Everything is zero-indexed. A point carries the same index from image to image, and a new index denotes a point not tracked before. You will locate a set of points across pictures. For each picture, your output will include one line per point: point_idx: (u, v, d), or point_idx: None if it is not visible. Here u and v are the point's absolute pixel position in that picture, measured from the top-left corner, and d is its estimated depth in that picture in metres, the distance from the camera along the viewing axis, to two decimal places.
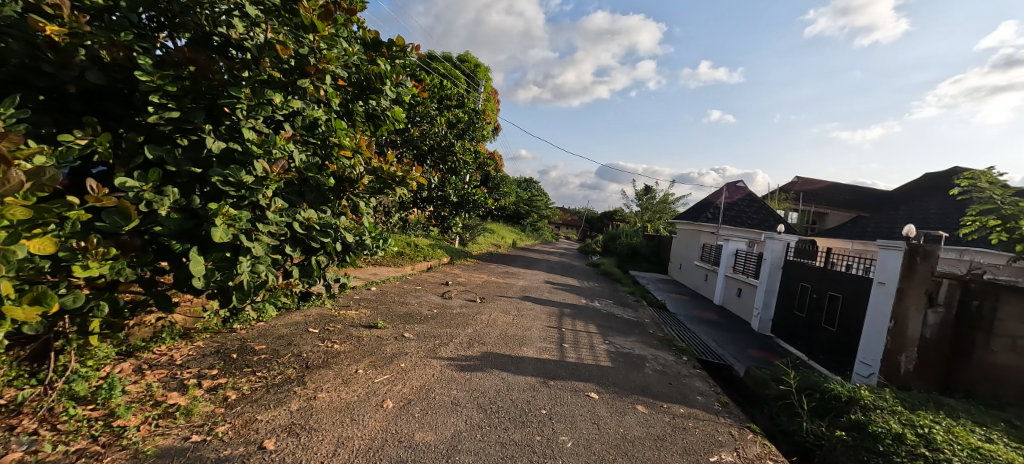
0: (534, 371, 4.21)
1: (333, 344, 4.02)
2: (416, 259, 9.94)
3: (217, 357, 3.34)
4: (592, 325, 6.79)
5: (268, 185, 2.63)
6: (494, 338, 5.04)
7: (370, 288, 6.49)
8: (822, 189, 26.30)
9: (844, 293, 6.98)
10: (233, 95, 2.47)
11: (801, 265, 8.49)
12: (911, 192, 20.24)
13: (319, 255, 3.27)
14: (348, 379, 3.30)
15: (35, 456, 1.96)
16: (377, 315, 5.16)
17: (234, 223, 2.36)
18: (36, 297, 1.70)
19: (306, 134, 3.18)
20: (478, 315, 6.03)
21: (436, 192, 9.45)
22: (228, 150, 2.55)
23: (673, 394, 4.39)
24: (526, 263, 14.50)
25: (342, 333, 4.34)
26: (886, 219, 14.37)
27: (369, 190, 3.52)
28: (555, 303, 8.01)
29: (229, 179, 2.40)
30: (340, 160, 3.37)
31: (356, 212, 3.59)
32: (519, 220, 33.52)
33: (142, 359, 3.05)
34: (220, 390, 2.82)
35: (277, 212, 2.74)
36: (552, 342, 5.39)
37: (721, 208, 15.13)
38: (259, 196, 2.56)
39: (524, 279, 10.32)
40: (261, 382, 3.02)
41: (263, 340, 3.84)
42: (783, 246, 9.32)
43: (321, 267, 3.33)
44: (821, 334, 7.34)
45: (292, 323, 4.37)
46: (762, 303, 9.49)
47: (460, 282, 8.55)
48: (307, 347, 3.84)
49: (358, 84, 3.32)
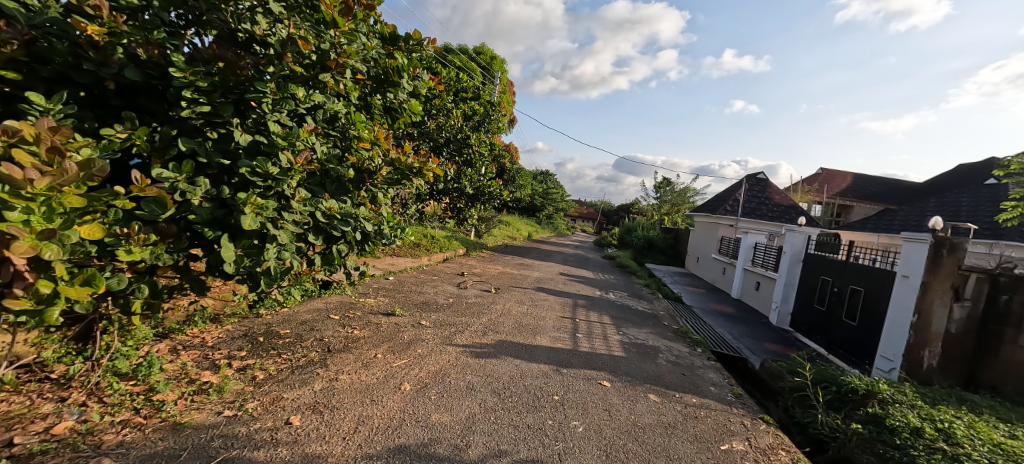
0: (547, 359, 4.29)
1: (353, 329, 4.18)
2: (432, 250, 10.09)
3: (245, 340, 3.51)
4: (605, 316, 6.83)
5: (292, 175, 2.73)
6: (509, 327, 5.15)
7: (388, 278, 6.65)
8: (848, 181, 25.56)
9: (866, 287, 6.83)
10: (259, 89, 2.59)
11: (821, 258, 8.35)
12: (942, 183, 19.51)
13: (341, 244, 3.42)
14: (367, 362, 3.45)
15: (86, 425, 2.14)
16: (394, 303, 5.31)
17: (262, 212, 2.48)
18: (87, 278, 1.85)
19: (327, 126, 3.29)
20: (492, 305, 6.14)
21: (452, 184, 9.57)
22: (254, 142, 2.67)
23: (686, 385, 4.41)
24: (541, 255, 14.56)
25: (362, 320, 4.50)
26: (915, 212, 13.93)
27: (387, 181, 3.64)
28: (569, 295, 8.07)
29: (256, 170, 2.52)
30: (359, 151, 3.50)
31: (375, 202, 3.73)
32: (535, 212, 33.55)
33: (177, 340, 3.25)
34: (249, 370, 2.99)
35: (301, 202, 2.81)
36: (565, 332, 5.46)
37: (740, 200, 14.89)
38: (285, 186, 2.67)
39: (539, 271, 10.40)
40: (287, 364, 3.17)
41: (287, 325, 4.02)
42: (804, 238, 9.18)
43: (342, 255, 3.48)
44: (841, 328, 7.22)
45: (314, 310, 4.55)
46: (780, 296, 9.37)
47: (475, 273, 8.67)
48: (329, 332, 4.01)
49: (377, 78, 3.42)
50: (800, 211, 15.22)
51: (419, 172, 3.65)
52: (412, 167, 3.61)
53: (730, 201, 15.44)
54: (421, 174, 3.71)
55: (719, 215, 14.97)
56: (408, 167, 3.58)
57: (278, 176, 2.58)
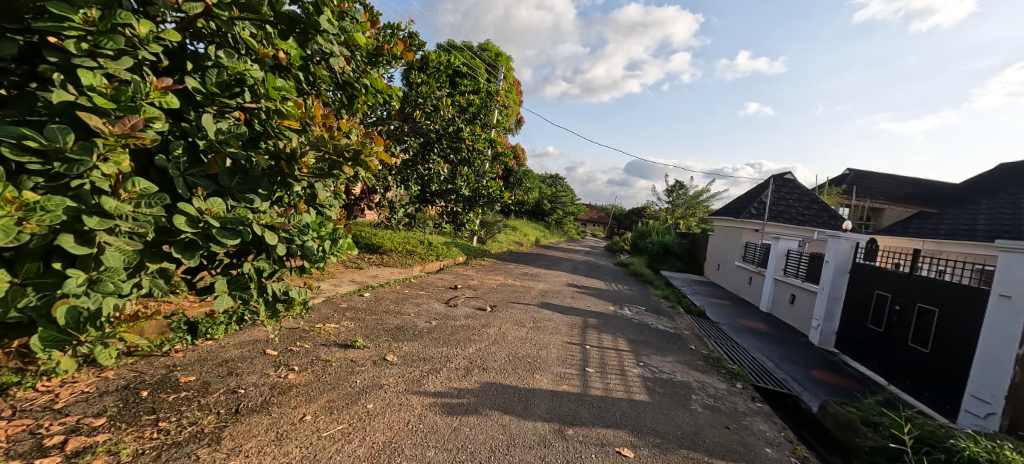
0: (547, 413, 3.19)
1: (287, 373, 3.14)
2: (425, 260, 9.12)
3: (118, 397, 2.52)
4: (622, 340, 5.71)
5: (112, 157, 1.61)
6: (500, 362, 4.06)
7: (362, 295, 5.61)
8: (877, 182, 24.00)
9: (939, 307, 5.66)
10: (59, 14, 1.54)
11: (875, 269, 7.13)
12: (987, 183, 17.90)
13: (260, 259, 2.60)
14: (284, 433, 2.39)
15: None
16: (359, 331, 4.27)
17: (33, 216, 1.46)
18: None
19: (222, 95, 2.24)
20: (484, 328, 5.08)
21: (446, 185, 8.55)
22: (69, 104, 1.61)
23: (735, 447, 3.29)
24: (548, 263, 13.45)
25: (307, 356, 3.47)
26: (966, 214, 12.50)
27: (314, 173, 2.55)
28: (578, 312, 6.96)
29: (24, 143, 1.47)
30: (281, 134, 2.46)
31: (315, 203, 2.84)
32: (544, 216, 32.45)
33: (10, 402, 2.29)
34: (87, 456, 1.99)
35: (135, 200, 1.72)
36: (573, 367, 4.36)
37: (767, 202, 13.60)
38: (86, 171, 1.55)
39: (545, 282, 9.31)
40: (155, 442, 2.15)
41: (198, 367, 3.01)
42: (851, 246, 7.90)
43: (263, 276, 2.67)
44: (906, 354, 6.05)
45: (248, 342, 3.56)
46: (822, 313, 8.13)
47: (471, 286, 7.60)
48: (251, 377, 2.98)
49: (288, 17, 2.31)
50: (834, 214, 13.89)
51: (353, 158, 2.53)
52: (345, 152, 2.51)
53: (755, 203, 14.16)
54: (355, 165, 2.60)
55: (743, 219, 13.71)
56: (338, 151, 2.48)
57: (74, 155, 1.52)
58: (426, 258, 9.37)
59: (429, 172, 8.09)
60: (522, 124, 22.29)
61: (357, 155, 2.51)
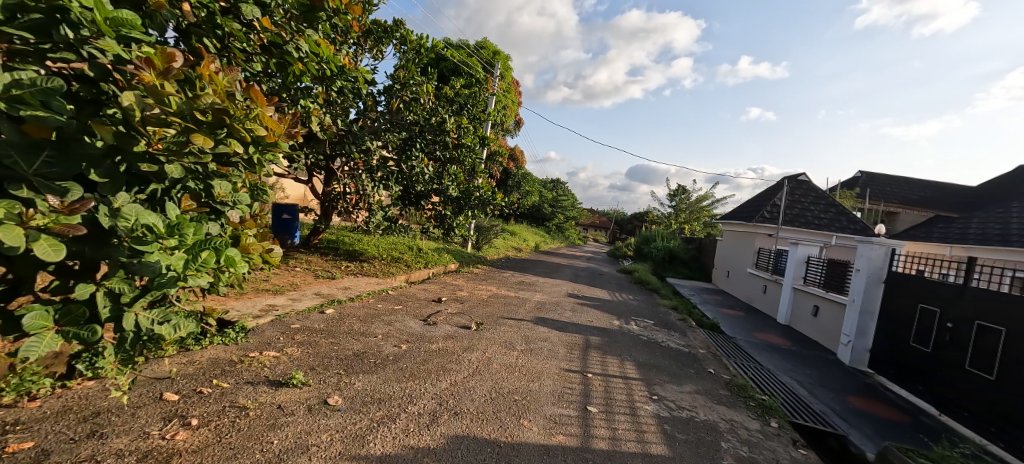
0: None
1: (178, 431, 2.30)
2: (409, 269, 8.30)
3: None
4: (629, 364, 4.86)
5: None
6: (478, 402, 3.22)
7: (324, 311, 4.78)
8: (892, 185, 23.06)
9: (1005, 326, 4.88)
10: None
11: (918, 280, 6.26)
12: (1010, 185, 16.97)
13: (116, 285, 1.81)
14: None
15: None
16: (304, 361, 3.44)
17: None
18: None
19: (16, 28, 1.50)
20: (465, 353, 4.23)
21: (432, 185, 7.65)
22: None
23: None
24: (547, 270, 12.58)
25: (218, 403, 2.64)
26: (998, 217, 11.57)
27: (171, 148, 1.79)
28: (578, 328, 6.11)
29: None
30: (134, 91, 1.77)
31: (212, 199, 2.17)
32: (545, 220, 31.61)
33: None
34: None
35: None
36: (570, 405, 3.50)
37: (781, 204, 12.71)
38: None
39: (542, 292, 8.46)
40: None
41: (50, 425, 2.19)
42: (885, 252, 7.02)
43: (115, 307, 1.85)
44: (963, 381, 5.22)
45: (144, 383, 2.74)
46: (853, 329, 7.26)
47: (457, 298, 6.75)
48: (119, 441, 2.15)
49: None
50: (853, 218, 12.98)
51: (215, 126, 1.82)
52: (202, 117, 1.79)
53: (768, 206, 13.27)
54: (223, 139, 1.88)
55: (755, 223, 12.82)
56: (192, 115, 1.75)
57: None
58: (410, 267, 8.53)
59: (412, 171, 7.28)
60: (521, 126, 21.51)
61: (221, 120, 1.82)
